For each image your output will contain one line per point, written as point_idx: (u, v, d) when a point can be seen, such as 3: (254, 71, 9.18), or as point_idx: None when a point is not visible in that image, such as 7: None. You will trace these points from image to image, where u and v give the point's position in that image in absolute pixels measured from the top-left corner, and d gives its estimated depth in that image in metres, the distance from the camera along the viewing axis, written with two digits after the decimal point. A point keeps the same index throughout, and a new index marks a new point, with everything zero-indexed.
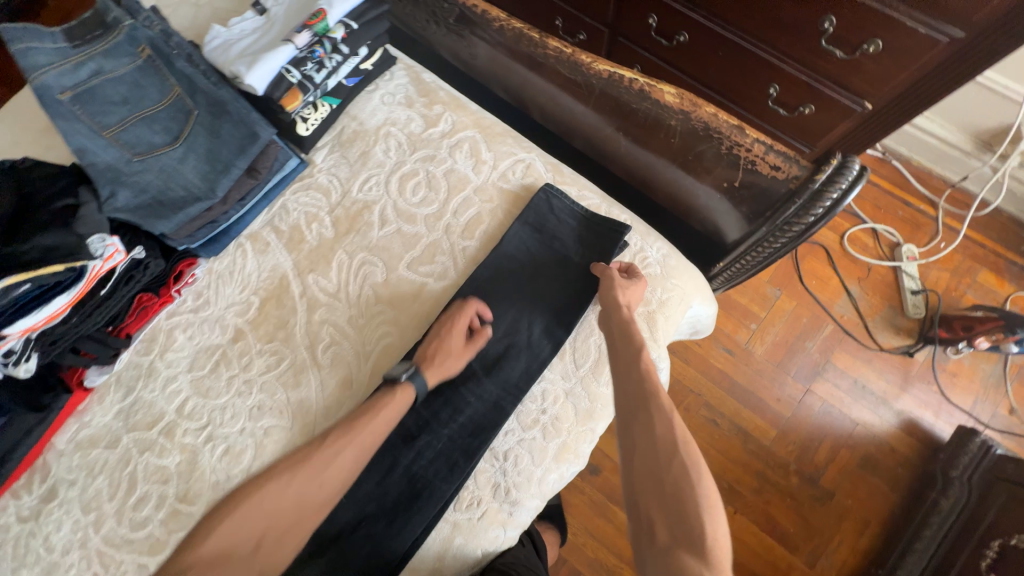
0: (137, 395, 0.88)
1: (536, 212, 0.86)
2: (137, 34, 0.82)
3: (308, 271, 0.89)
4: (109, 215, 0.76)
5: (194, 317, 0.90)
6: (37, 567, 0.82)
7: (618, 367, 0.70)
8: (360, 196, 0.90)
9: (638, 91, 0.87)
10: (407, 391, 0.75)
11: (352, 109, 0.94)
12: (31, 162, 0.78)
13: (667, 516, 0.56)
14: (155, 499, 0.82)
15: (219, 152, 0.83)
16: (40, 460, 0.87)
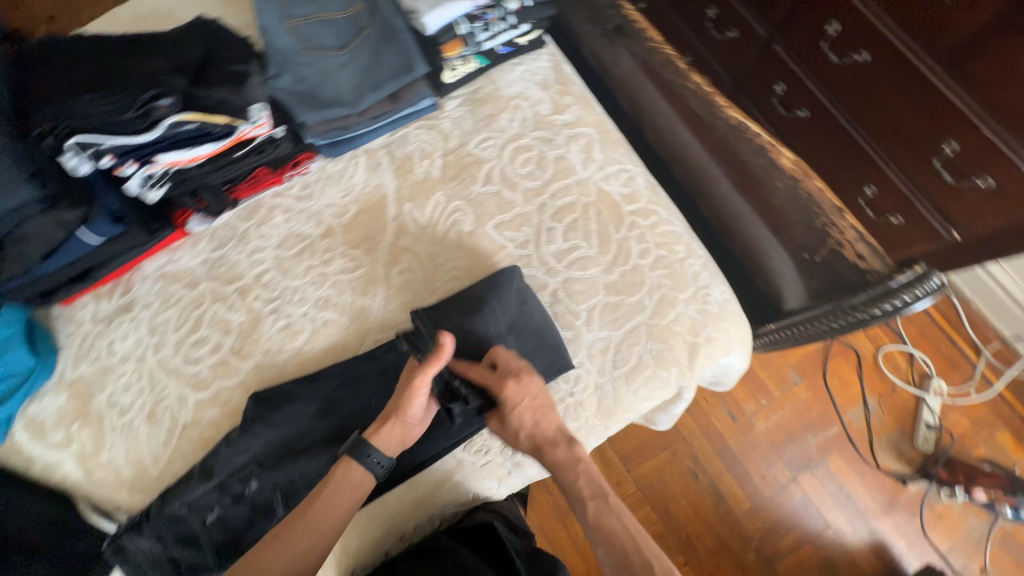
0: (225, 252, 0.97)
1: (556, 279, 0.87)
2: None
3: (406, 199, 0.96)
4: (268, 92, 0.86)
5: (295, 203, 0.99)
6: (95, 364, 0.92)
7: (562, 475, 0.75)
8: (474, 152, 0.97)
9: (757, 146, 0.92)
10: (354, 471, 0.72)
11: (493, 74, 1.01)
12: (220, 25, 0.89)
13: None
14: (212, 345, 0.92)
15: (375, 72, 0.91)
16: (126, 277, 0.97)
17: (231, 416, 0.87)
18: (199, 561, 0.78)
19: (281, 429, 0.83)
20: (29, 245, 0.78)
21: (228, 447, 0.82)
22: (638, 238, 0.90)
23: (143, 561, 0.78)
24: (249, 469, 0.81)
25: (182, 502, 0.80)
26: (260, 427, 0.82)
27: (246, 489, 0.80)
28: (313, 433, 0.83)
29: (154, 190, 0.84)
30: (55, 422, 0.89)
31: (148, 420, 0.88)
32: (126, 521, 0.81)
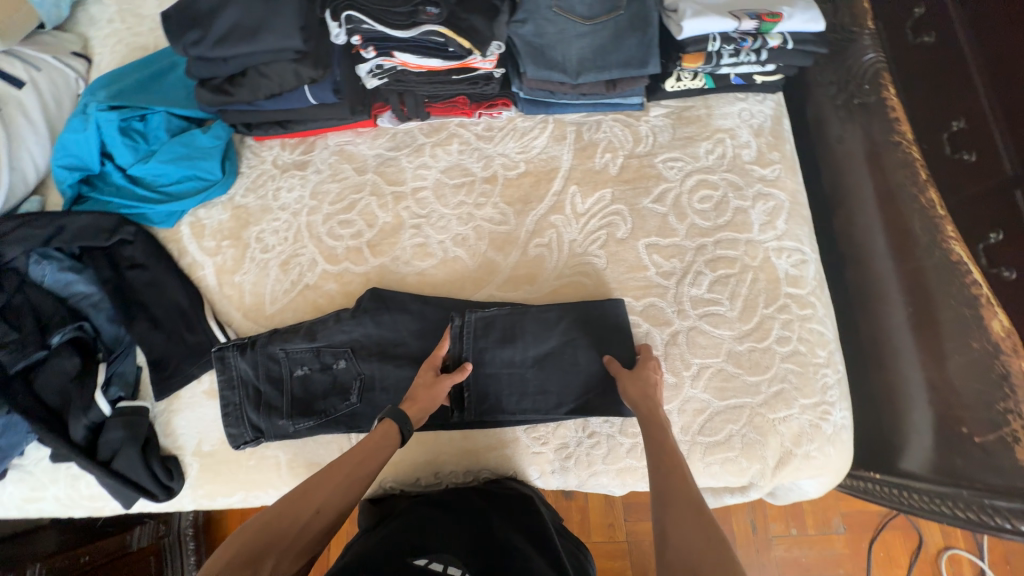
0: (398, 156, 1.04)
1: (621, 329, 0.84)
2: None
3: (574, 181, 0.96)
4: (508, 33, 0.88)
5: (474, 140, 1.02)
6: (260, 200, 1.04)
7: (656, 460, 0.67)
8: (658, 166, 0.94)
9: (966, 295, 0.77)
10: (387, 431, 0.74)
11: (711, 99, 0.97)
12: None
13: None
14: (354, 230, 1.00)
15: (608, 53, 0.89)
16: (311, 139, 1.07)
17: (345, 298, 0.95)
18: (276, 402, 0.87)
19: (382, 329, 0.89)
20: (265, 82, 0.88)
21: (334, 321, 0.89)
22: (784, 323, 0.84)
23: (234, 379, 0.88)
24: (343, 349, 0.88)
25: (283, 348, 0.88)
26: (367, 319, 0.89)
27: (336, 364, 0.88)
28: (405, 347, 0.89)
29: (375, 80, 0.92)
30: (212, 232, 1.02)
31: (281, 267, 0.99)
32: (231, 343, 0.90)
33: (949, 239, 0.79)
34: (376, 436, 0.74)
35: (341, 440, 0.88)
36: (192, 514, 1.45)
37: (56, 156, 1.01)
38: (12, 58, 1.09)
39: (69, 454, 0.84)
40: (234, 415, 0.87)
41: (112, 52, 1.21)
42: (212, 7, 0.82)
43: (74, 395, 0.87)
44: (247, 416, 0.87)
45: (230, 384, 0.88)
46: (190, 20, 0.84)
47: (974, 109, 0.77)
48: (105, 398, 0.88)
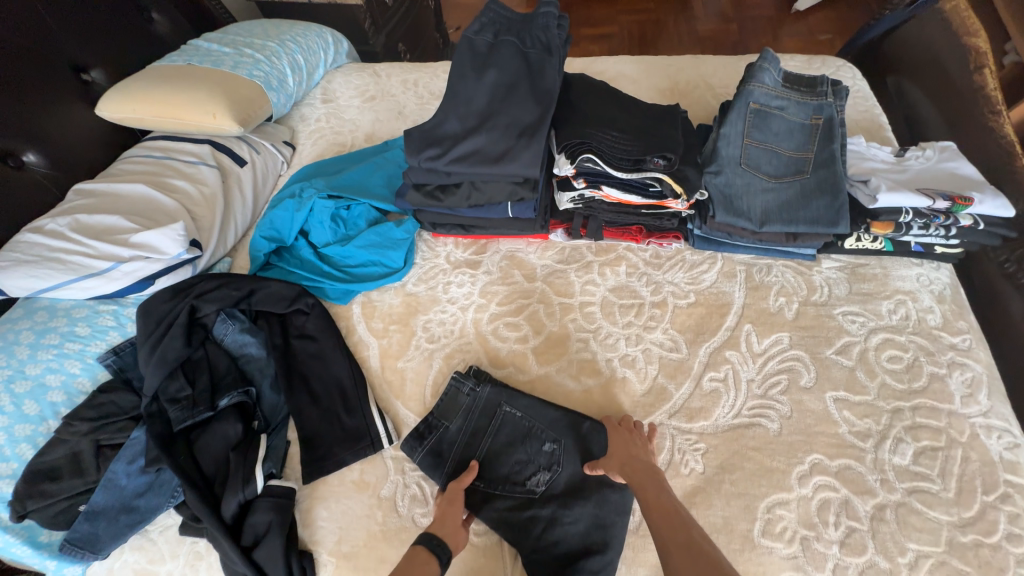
0: (566, 269, 1.09)
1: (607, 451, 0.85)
2: (824, 109, 0.99)
3: (748, 320, 0.97)
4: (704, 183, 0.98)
5: (642, 265, 1.07)
6: (431, 291, 1.09)
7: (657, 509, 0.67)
8: (837, 317, 0.95)
9: None
10: (419, 557, 0.71)
11: (887, 261, 1.00)
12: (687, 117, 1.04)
13: None
14: (520, 334, 1.02)
15: (795, 210, 0.95)
16: (483, 242, 1.15)
17: (551, 420, 0.89)
18: (426, 467, 0.87)
19: (559, 485, 0.83)
20: (476, 195, 0.98)
21: (536, 445, 0.87)
22: (1011, 517, 0.75)
23: (443, 404, 0.93)
24: (515, 479, 0.85)
25: (489, 427, 0.90)
26: (560, 467, 0.84)
27: (488, 496, 0.83)
28: (579, 519, 0.79)
29: (569, 203, 0.99)
30: (382, 314, 1.07)
31: (444, 360, 1.00)
32: (470, 380, 0.94)
33: None
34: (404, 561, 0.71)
35: (491, 563, 0.80)
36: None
37: (262, 227, 1.12)
38: (242, 143, 1.28)
39: (216, 532, 0.79)
40: (411, 436, 0.90)
41: (312, 144, 1.40)
42: (456, 131, 0.93)
43: (234, 464, 0.85)
44: (409, 445, 0.89)
45: (436, 406, 0.93)
46: (431, 140, 0.95)
47: None
48: (261, 473, 0.85)
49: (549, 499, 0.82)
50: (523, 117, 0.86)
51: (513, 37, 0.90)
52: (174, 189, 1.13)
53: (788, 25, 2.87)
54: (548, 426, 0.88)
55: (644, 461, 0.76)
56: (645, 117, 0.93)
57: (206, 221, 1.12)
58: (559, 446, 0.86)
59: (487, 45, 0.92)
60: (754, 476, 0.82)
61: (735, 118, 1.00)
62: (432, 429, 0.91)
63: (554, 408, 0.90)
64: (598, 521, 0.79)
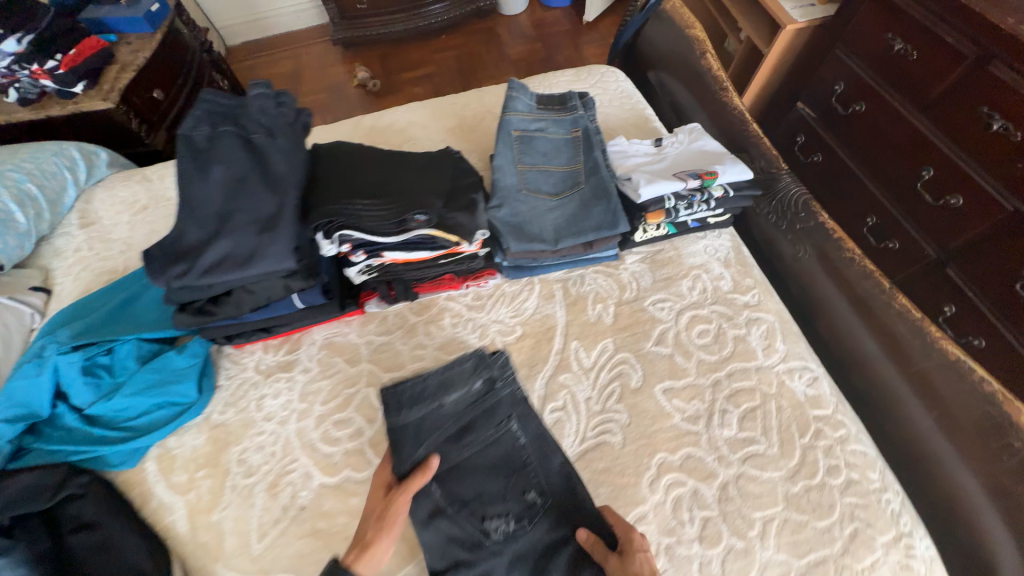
0: (390, 339, 1.01)
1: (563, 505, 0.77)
2: (579, 121, 1.06)
3: (574, 336, 0.97)
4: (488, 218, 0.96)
5: (465, 311, 1.03)
6: (241, 413, 0.94)
7: None
8: (649, 308, 0.98)
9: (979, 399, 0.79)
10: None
11: (677, 242, 1.07)
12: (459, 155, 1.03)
13: None
14: (351, 429, 0.90)
15: (580, 221, 0.98)
16: (295, 336, 1.03)
17: (563, 476, 0.79)
18: (398, 438, 0.80)
19: (522, 541, 0.74)
20: (250, 298, 0.86)
21: (518, 488, 0.78)
22: (826, 451, 0.81)
23: (448, 379, 0.86)
24: (478, 510, 0.76)
25: (501, 456, 0.81)
26: (531, 525, 0.75)
27: (438, 509, 0.76)
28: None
29: (361, 275, 0.93)
30: (184, 462, 0.89)
31: (269, 492, 0.85)
32: (484, 371, 0.87)
33: (940, 340, 0.84)
34: None
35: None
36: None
37: None
38: None
39: None
40: (416, 387, 0.84)
41: (75, 279, 1.18)
42: (198, 239, 0.81)
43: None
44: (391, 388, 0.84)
45: (444, 373, 0.87)
46: (173, 256, 0.83)
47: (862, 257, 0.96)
48: None
49: (499, 551, 0.73)
50: (262, 210, 0.78)
51: (231, 126, 0.83)
52: None
53: (585, 36, 3.16)
54: (546, 471, 0.80)
55: None
56: (403, 174, 0.90)
57: None
58: (542, 501, 0.77)
59: (206, 140, 0.83)
60: (610, 501, 0.79)
61: (503, 148, 1.01)
62: (427, 401, 0.83)
63: (563, 457, 0.81)
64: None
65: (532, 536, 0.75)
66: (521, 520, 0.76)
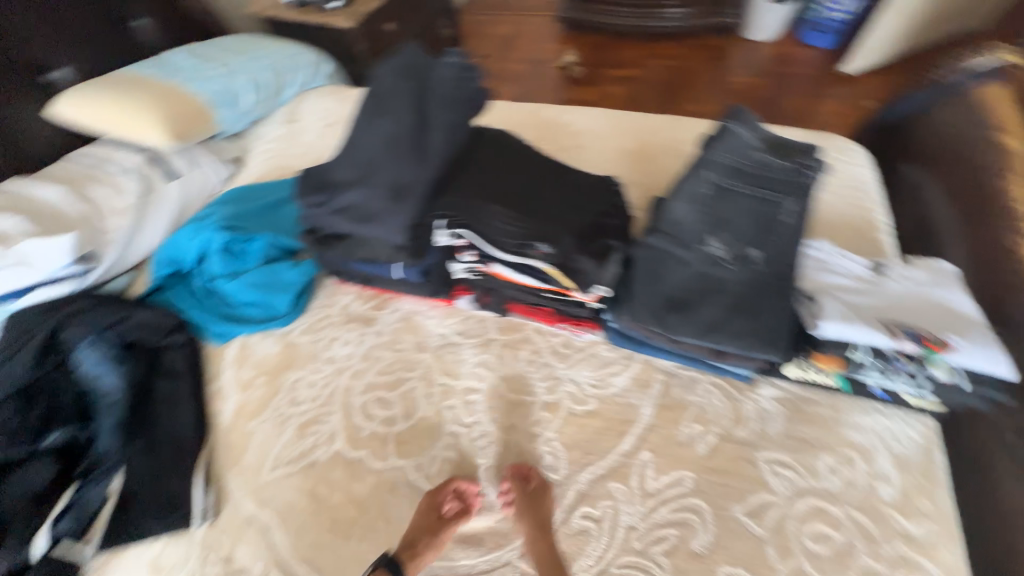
0: (462, 343, 0.96)
1: (776, 273, 0.77)
2: (797, 185, 0.82)
3: (649, 447, 0.79)
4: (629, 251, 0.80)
5: (546, 353, 0.92)
6: (313, 344, 0.99)
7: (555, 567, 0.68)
8: (758, 464, 0.75)
9: None
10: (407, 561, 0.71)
11: (842, 401, 0.80)
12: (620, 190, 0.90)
13: None
14: (388, 413, 0.89)
15: (725, 323, 0.74)
16: (386, 296, 1.04)
17: (779, 277, 0.76)
18: (721, 136, 0.88)
19: (727, 262, 0.78)
20: (361, 250, 0.88)
21: (748, 243, 0.79)
22: None
23: (781, 146, 0.86)
24: (717, 224, 0.81)
25: (784, 188, 0.83)
26: (736, 268, 0.78)
27: (699, 197, 0.83)
28: (726, 254, 0.79)
29: (465, 273, 0.87)
30: (254, 363, 0.97)
31: (297, 430, 0.88)
32: (801, 163, 0.84)
33: None
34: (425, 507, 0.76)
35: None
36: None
37: (167, 250, 1.08)
38: (181, 157, 1.26)
39: None
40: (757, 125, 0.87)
41: (260, 165, 1.37)
42: (343, 178, 0.84)
43: (29, 516, 0.78)
44: (731, 129, 0.87)
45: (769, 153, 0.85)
46: (318, 185, 0.88)
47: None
48: (46, 534, 0.77)
49: (709, 258, 0.79)
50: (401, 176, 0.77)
51: (411, 83, 0.83)
52: (91, 197, 1.12)
53: (837, 86, 2.59)
54: (774, 247, 0.78)
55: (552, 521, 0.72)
56: (549, 188, 0.81)
57: (113, 234, 1.09)
58: (761, 260, 0.77)
59: (387, 87, 0.83)
60: None
61: (684, 206, 0.83)
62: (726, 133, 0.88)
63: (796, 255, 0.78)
64: (701, 301, 0.76)
65: (742, 285, 0.76)
66: (753, 247, 0.78)
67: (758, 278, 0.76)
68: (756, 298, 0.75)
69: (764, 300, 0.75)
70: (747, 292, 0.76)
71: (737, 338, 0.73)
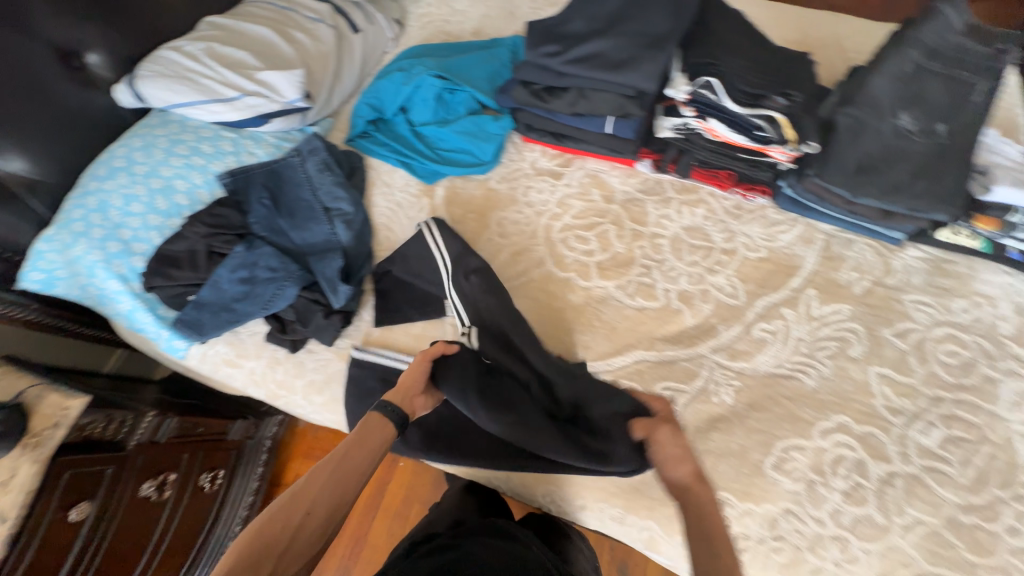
0: (645, 200, 1.11)
1: (959, 146, 0.90)
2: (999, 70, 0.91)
3: (814, 286, 0.98)
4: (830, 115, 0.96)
5: (721, 212, 1.08)
6: (511, 192, 1.14)
7: (688, 497, 0.68)
8: (905, 303, 0.94)
9: None
10: (373, 427, 0.74)
11: (977, 262, 0.97)
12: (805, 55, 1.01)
13: (702, 532, 0.64)
14: (588, 248, 1.06)
15: (901, 190, 0.90)
16: (570, 157, 1.17)
17: (961, 151, 0.90)
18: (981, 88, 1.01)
19: (920, 133, 0.91)
20: (580, 103, 0.99)
21: (936, 117, 0.91)
22: (1019, 514, 0.77)
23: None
24: (915, 98, 0.92)
25: (985, 71, 0.91)
26: (923, 138, 0.91)
27: (902, 71, 0.93)
28: (919, 126, 0.91)
29: (669, 131, 1.01)
30: (463, 202, 1.14)
31: (512, 255, 1.07)
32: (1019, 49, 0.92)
33: None
34: (351, 442, 0.72)
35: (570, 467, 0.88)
36: (274, 430, 1.65)
37: (366, 95, 1.19)
38: (359, 10, 1.32)
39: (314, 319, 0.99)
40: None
41: (421, 28, 1.42)
42: (580, 32, 0.98)
43: (326, 283, 0.99)
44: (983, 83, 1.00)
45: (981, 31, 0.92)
46: (552, 36, 0.98)
47: None
48: (339, 294, 0.98)
49: (900, 126, 0.92)
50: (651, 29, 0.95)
51: None
52: (295, 40, 1.19)
53: None
54: (963, 121, 0.91)
55: (685, 447, 0.75)
56: (772, 61, 0.96)
57: (319, 77, 1.19)
58: (947, 133, 0.91)
59: None
60: (779, 419, 0.87)
61: (884, 80, 0.94)
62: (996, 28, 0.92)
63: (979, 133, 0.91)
64: (884, 163, 0.92)
65: (926, 157, 0.91)
66: (940, 122, 0.91)
67: (939, 151, 0.90)
68: (929, 166, 0.90)
69: (943, 170, 0.90)
70: (924, 159, 0.91)
71: (905, 195, 0.90)
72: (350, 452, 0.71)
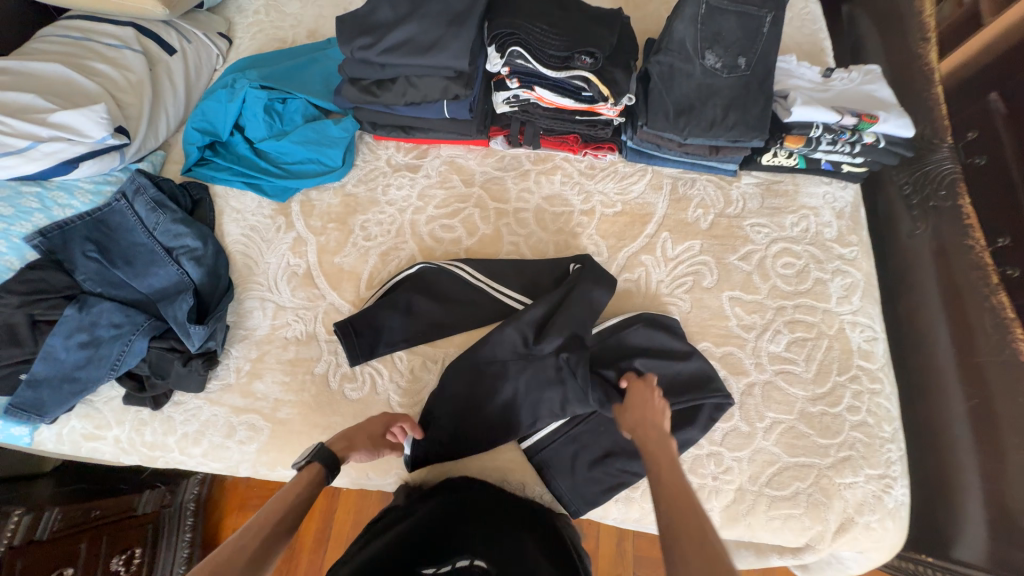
0: (504, 176, 1.12)
1: (757, 75, 0.99)
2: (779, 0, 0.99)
3: (666, 229, 1.03)
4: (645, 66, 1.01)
5: (576, 175, 1.11)
6: (369, 193, 1.11)
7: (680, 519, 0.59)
8: (746, 228, 1.02)
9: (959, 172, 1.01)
10: (316, 471, 0.73)
11: (800, 178, 1.07)
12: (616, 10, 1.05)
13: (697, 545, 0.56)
14: (455, 235, 1.06)
15: (718, 125, 0.97)
16: (424, 147, 1.15)
17: (761, 80, 0.98)
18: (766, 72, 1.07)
19: (724, 70, 0.98)
20: (411, 91, 0.98)
21: (734, 53, 0.99)
22: (855, 393, 0.89)
23: None
24: (714, 38, 0.99)
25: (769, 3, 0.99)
26: (727, 74, 0.98)
27: (697, 15, 0.99)
28: (721, 64, 0.99)
29: (505, 106, 1.03)
30: (321, 213, 1.09)
31: (380, 257, 1.05)
32: None
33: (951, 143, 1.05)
34: (299, 482, 0.70)
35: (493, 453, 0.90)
36: (198, 488, 1.41)
37: (192, 120, 1.10)
38: (170, 29, 1.21)
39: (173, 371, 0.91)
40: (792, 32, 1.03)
41: (251, 39, 1.33)
42: (388, 20, 0.96)
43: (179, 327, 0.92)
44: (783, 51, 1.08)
45: None
46: (362, 28, 0.96)
47: (989, 122, 0.97)
48: (194, 336, 0.91)
49: (705, 66, 0.99)
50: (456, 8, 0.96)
51: None
52: (95, 71, 1.07)
53: None
54: (758, 53, 0.99)
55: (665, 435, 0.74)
56: (578, 13, 0.97)
57: (132, 109, 1.08)
58: (746, 66, 0.98)
59: None
60: None
61: (685, 25, 0.99)
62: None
63: (773, 62, 0.99)
64: (700, 102, 0.98)
65: (733, 91, 0.98)
66: (738, 57, 0.99)
67: (743, 84, 0.98)
68: (735, 99, 0.98)
69: (748, 100, 0.98)
70: (731, 93, 0.98)
71: (721, 128, 0.97)
72: (296, 493, 0.69)
